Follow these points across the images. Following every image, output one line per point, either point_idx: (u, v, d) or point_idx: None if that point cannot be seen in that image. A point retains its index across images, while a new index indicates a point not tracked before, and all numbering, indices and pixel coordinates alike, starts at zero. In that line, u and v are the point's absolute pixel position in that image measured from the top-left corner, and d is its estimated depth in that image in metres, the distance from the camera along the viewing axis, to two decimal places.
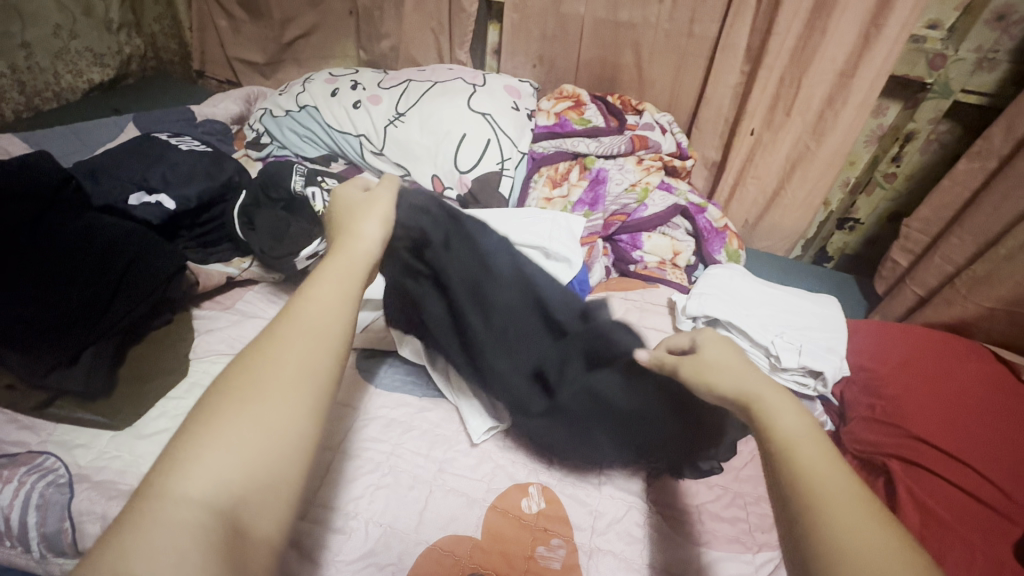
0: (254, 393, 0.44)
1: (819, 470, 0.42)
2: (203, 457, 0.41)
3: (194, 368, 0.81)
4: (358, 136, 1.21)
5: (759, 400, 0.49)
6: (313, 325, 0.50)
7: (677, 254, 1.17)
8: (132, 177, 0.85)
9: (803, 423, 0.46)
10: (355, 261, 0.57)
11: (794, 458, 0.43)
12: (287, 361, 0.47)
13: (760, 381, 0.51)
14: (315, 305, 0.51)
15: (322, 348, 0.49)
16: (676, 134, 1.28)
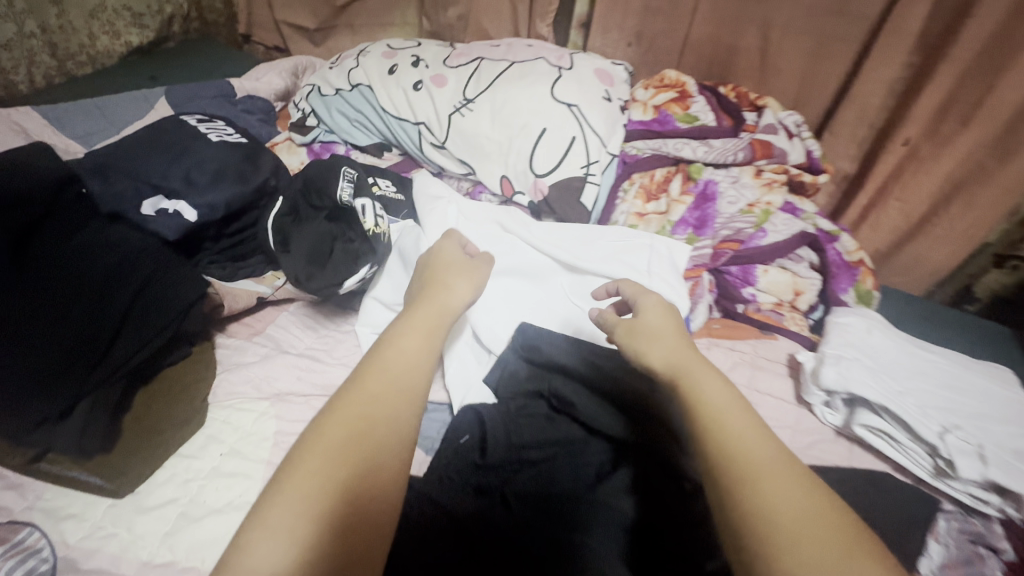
0: (333, 446, 0.44)
1: (740, 436, 0.46)
2: (280, 514, 0.40)
3: (215, 416, 0.68)
4: (417, 124, 1.03)
5: (687, 377, 0.52)
6: (396, 375, 0.51)
7: (799, 295, 0.93)
8: (149, 175, 0.70)
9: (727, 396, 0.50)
10: (444, 312, 0.59)
11: (720, 431, 0.46)
12: (364, 417, 0.47)
13: (693, 361, 0.54)
14: (399, 360, 0.52)
15: (401, 402, 0.49)
16: (805, 139, 1.02)
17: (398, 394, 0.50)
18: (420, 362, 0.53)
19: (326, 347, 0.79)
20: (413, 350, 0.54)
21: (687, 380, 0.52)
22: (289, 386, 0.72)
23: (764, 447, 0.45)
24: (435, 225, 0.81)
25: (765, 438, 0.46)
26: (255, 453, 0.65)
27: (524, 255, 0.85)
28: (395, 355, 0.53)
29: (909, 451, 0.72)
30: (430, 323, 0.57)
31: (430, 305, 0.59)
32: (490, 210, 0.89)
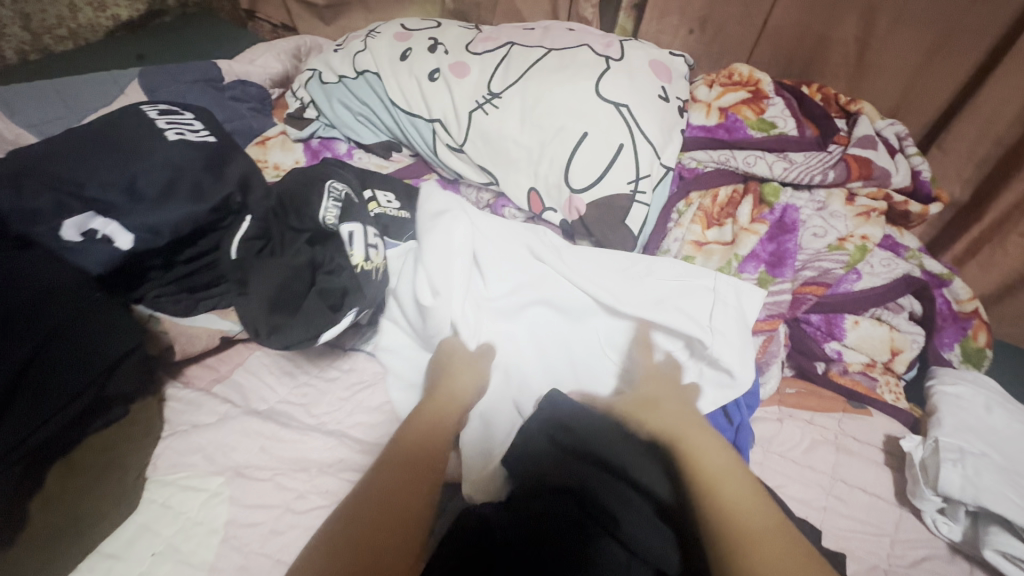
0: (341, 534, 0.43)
1: (728, 489, 0.46)
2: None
3: (154, 497, 0.54)
4: (431, 121, 0.86)
5: (686, 438, 0.51)
6: (420, 449, 0.50)
7: (897, 355, 0.74)
8: (74, 183, 0.53)
9: (723, 457, 0.49)
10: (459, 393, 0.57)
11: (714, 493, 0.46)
12: (389, 492, 0.46)
13: (689, 425, 0.52)
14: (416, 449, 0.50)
15: (427, 475, 0.48)
16: (911, 156, 0.82)
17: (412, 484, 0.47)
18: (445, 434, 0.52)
19: (303, 402, 0.64)
20: (427, 434, 0.52)
21: (685, 440, 0.51)
22: (249, 458, 0.57)
23: (757, 509, 0.44)
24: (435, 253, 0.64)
25: (753, 491, 0.46)
26: (196, 553, 0.50)
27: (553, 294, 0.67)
28: (412, 445, 0.50)
29: None
30: (443, 410, 0.54)
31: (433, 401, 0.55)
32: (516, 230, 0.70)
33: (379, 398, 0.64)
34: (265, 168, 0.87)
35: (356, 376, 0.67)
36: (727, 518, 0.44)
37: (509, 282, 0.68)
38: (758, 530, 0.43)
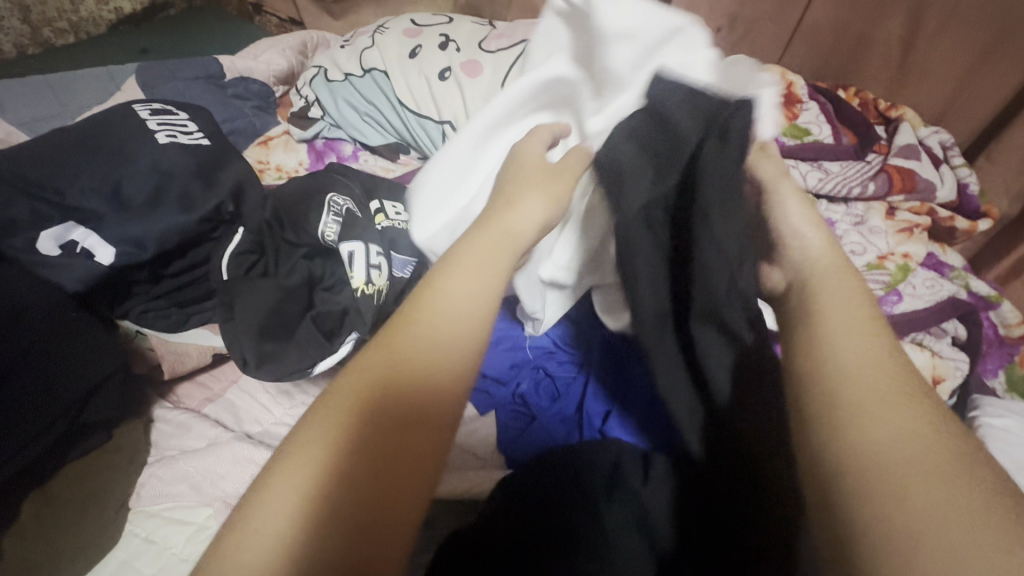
0: (373, 390, 0.29)
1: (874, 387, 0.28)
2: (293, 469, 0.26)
3: (140, 528, 0.51)
4: (440, 123, 0.81)
5: (819, 284, 0.36)
6: (456, 312, 0.32)
7: (939, 385, 0.68)
8: (56, 192, 0.50)
9: (862, 314, 0.33)
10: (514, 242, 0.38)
11: (829, 355, 0.31)
12: (427, 355, 0.30)
13: (834, 268, 0.37)
14: (467, 290, 0.33)
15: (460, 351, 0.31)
16: (957, 167, 0.76)
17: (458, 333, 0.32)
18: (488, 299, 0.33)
19: (298, 424, 0.59)
20: (474, 275, 0.34)
21: (819, 289, 0.35)
22: (237, 488, 0.53)
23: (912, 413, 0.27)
24: (453, 166, 0.54)
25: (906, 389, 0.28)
26: None
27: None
28: (457, 289, 0.33)
29: None
30: (502, 245, 0.37)
31: (490, 228, 0.38)
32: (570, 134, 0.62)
33: None
34: (267, 170, 0.83)
35: None
36: (828, 379, 0.30)
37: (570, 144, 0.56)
38: (893, 423, 0.27)
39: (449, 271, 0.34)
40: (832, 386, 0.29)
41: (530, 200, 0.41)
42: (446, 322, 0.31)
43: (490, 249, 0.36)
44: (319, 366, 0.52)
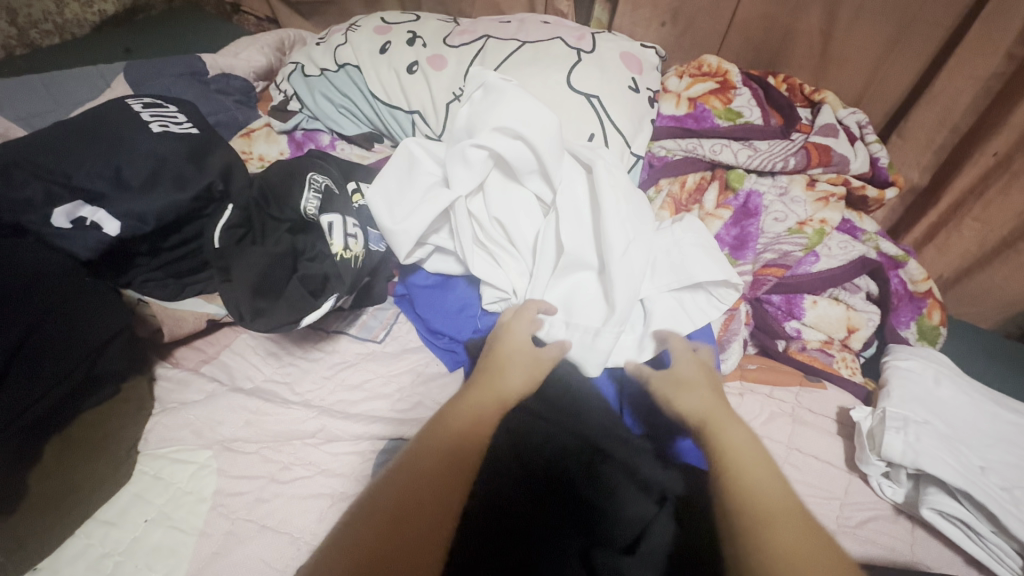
0: (385, 516, 0.41)
1: (758, 479, 0.45)
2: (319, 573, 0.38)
3: (148, 468, 0.58)
4: (411, 113, 0.89)
5: (712, 421, 0.51)
6: (476, 407, 0.51)
7: (853, 333, 0.78)
8: (67, 176, 0.57)
9: (749, 447, 0.48)
10: (519, 361, 0.57)
11: (737, 477, 0.45)
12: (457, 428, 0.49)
13: (718, 410, 0.53)
14: (457, 439, 0.48)
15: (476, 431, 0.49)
16: (870, 143, 0.86)
17: (464, 470, 0.46)
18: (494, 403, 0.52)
19: (287, 380, 0.67)
20: (476, 427, 0.49)
21: (714, 428, 0.51)
22: (235, 433, 0.60)
23: (779, 498, 0.43)
24: (395, 173, 0.72)
25: (784, 488, 0.45)
26: (186, 519, 0.54)
27: (527, 244, 0.70)
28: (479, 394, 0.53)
29: (993, 547, 0.58)
30: (496, 402, 0.52)
31: (505, 353, 0.58)
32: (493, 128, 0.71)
33: (361, 376, 0.69)
34: (251, 160, 0.89)
35: (339, 357, 0.71)
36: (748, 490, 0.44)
37: (489, 161, 0.69)
38: (769, 501, 0.43)
39: (464, 402, 0.52)
40: (736, 472, 0.46)
41: (509, 361, 0.57)
42: (444, 450, 0.46)
43: (485, 399, 0.52)
44: (304, 322, 0.58)
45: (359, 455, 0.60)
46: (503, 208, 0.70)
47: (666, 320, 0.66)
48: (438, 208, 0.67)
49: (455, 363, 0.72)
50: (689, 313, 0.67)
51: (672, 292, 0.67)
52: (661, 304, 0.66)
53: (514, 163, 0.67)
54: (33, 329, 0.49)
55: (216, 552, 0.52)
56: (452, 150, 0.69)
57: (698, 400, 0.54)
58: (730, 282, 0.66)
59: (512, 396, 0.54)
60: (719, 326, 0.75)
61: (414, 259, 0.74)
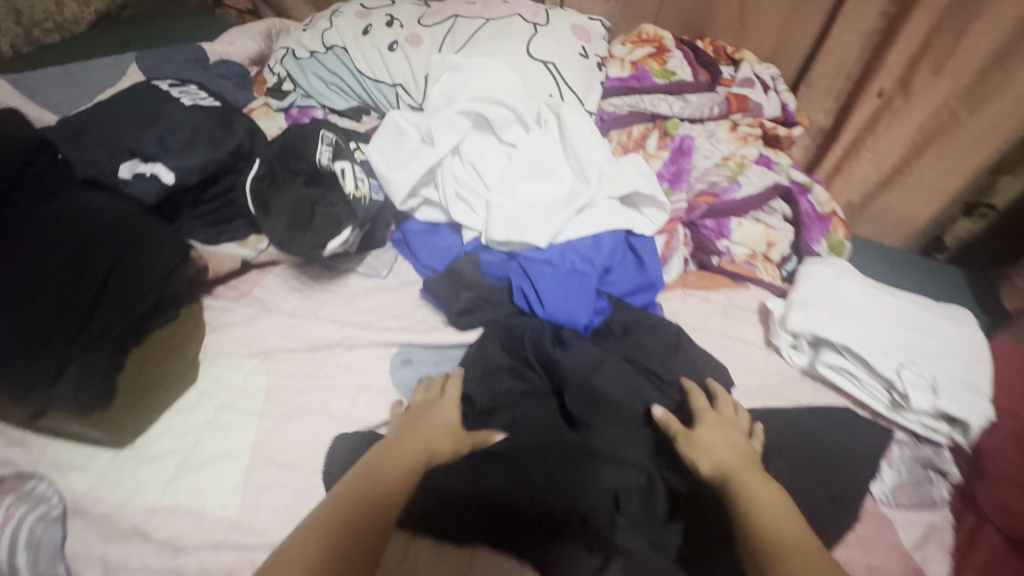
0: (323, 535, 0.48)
1: (788, 526, 0.51)
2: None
3: (206, 374, 0.71)
4: (394, 86, 1.02)
5: (739, 473, 0.57)
6: (383, 473, 0.56)
7: (772, 246, 0.96)
8: (123, 142, 0.69)
9: (772, 499, 0.54)
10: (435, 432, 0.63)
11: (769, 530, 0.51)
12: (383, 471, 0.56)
13: (748, 467, 0.59)
14: (351, 511, 0.51)
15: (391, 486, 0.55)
16: (782, 92, 1.03)
17: (361, 533, 0.50)
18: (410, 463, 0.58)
19: (312, 307, 0.82)
20: (391, 478, 0.56)
21: (740, 476, 0.57)
22: (277, 343, 0.75)
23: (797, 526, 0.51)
24: (387, 137, 0.87)
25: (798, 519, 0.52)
26: (247, 405, 0.68)
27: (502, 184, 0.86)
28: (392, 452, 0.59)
29: (868, 386, 0.77)
30: (416, 451, 0.60)
31: (427, 423, 0.65)
32: (465, 89, 0.88)
33: (372, 302, 0.84)
34: None
35: (351, 289, 0.85)
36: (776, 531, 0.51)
37: (462, 124, 0.86)
38: (791, 539, 0.50)
39: (387, 458, 0.58)
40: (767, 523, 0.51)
41: (420, 450, 0.61)
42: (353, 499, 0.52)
43: (404, 454, 0.59)
44: (329, 248, 0.70)
45: (381, 357, 0.77)
46: (481, 156, 0.87)
47: (610, 216, 0.83)
48: (432, 161, 0.83)
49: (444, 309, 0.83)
50: (628, 220, 0.85)
51: (614, 200, 0.85)
52: (604, 207, 0.84)
53: (493, 118, 0.86)
54: (114, 265, 0.61)
55: (275, 426, 0.67)
56: (435, 116, 0.86)
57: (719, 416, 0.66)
58: (660, 204, 0.86)
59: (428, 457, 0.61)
60: (662, 245, 0.91)
61: (408, 208, 0.90)
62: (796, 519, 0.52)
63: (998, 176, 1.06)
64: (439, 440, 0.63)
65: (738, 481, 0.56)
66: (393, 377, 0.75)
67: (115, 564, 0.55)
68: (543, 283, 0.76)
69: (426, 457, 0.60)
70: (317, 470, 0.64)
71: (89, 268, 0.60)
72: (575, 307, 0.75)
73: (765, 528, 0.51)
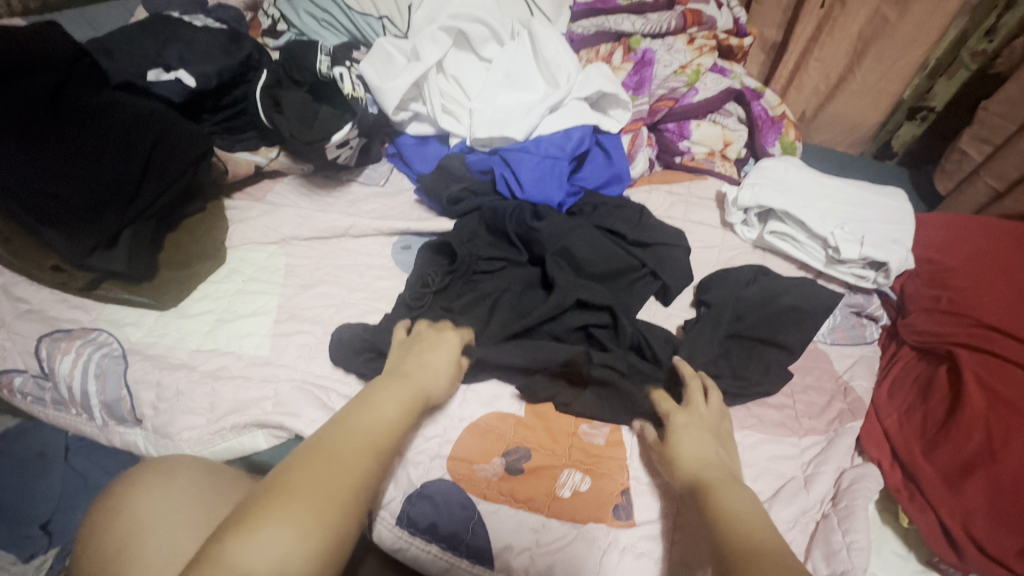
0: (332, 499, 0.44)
1: (762, 538, 0.47)
2: (283, 525, 0.41)
3: (232, 256, 0.81)
4: (380, 18, 1.12)
5: (715, 485, 0.54)
6: (370, 430, 0.51)
7: (728, 145, 1.08)
8: (148, 55, 0.80)
9: (753, 514, 0.51)
10: (419, 388, 0.59)
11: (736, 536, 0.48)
12: (369, 428, 0.51)
13: (728, 478, 0.55)
14: (347, 459, 0.47)
15: (372, 451, 0.50)
16: (734, 8, 1.14)
17: (363, 478, 0.47)
18: (395, 428, 0.53)
19: (319, 206, 0.91)
20: (378, 439, 0.51)
21: (715, 489, 0.54)
22: (292, 231, 0.85)
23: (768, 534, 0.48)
24: (377, 57, 0.96)
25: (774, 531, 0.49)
26: (270, 278, 0.79)
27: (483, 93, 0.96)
28: (379, 407, 0.54)
29: (807, 248, 0.89)
30: (409, 400, 0.57)
31: (414, 372, 0.60)
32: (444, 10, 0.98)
33: (372, 205, 0.94)
34: None
35: (352, 195, 0.95)
36: (741, 538, 0.47)
37: (444, 41, 0.96)
38: (764, 547, 0.46)
39: (371, 414, 0.53)
40: (731, 528, 0.49)
41: (415, 393, 0.58)
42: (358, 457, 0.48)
43: (397, 398, 0.56)
44: (332, 143, 0.81)
45: (383, 244, 0.87)
46: (462, 71, 0.97)
47: (578, 114, 0.94)
48: (420, 72, 0.93)
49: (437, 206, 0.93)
50: (597, 117, 0.96)
51: (583, 101, 0.96)
52: (575, 107, 0.95)
53: (471, 34, 0.96)
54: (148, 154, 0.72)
55: (296, 292, 0.78)
56: (420, 35, 0.96)
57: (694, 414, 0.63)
58: (624, 104, 0.97)
59: (422, 400, 0.58)
60: (628, 142, 1.01)
61: (399, 121, 0.98)
62: (774, 531, 0.48)
63: (934, 78, 1.14)
64: (434, 383, 0.61)
65: (711, 492, 0.53)
66: (395, 260, 0.85)
67: (168, 387, 0.67)
68: (521, 170, 0.88)
69: (419, 401, 0.58)
70: (334, 323, 0.75)
71: (131, 152, 0.71)
72: (549, 191, 0.87)
73: (740, 539, 0.47)
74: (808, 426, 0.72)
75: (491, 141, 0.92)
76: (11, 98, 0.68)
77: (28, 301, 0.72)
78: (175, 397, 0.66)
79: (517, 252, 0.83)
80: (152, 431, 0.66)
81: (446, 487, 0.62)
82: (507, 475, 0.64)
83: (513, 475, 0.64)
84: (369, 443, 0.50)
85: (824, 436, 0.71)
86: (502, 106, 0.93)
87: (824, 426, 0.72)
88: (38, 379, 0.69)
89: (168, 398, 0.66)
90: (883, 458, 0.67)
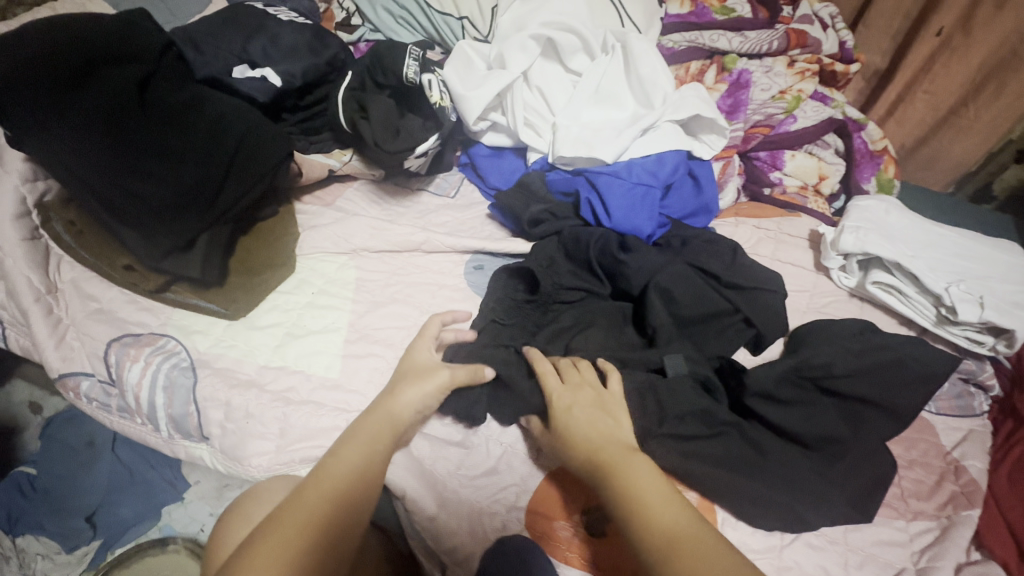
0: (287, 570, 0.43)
1: (660, 510, 0.47)
2: None
3: (302, 265, 0.78)
4: (461, 19, 1.08)
5: (608, 458, 0.53)
6: (337, 484, 0.50)
7: (823, 180, 1.00)
8: (232, 48, 0.76)
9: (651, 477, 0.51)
10: (391, 423, 0.55)
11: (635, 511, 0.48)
12: (336, 481, 0.50)
13: (615, 443, 0.54)
14: (310, 524, 0.46)
15: (339, 506, 0.48)
16: (840, 30, 1.09)
17: (329, 544, 0.46)
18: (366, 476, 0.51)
19: (390, 215, 0.87)
20: (344, 491, 0.49)
21: (610, 462, 0.52)
22: (364, 243, 0.81)
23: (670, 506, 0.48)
24: (458, 58, 0.91)
25: (675, 501, 0.48)
26: (341, 293, 0.75)
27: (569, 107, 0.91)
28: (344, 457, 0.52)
29: (915, 303, 0.81)
30: (381, 438, 0.54)
31: (383, 410, 0.56)
32: (536, 17, 0.93)
33: (443, 218, 0.88)
34: None
35: (420, 207, 0.90)
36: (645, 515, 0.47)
37: (532, 49, 0.91)
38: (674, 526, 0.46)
39: (338, 464, 0.51)
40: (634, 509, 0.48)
41: (385, 428, 0.55)
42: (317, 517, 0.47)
43: (369, 441, 0.53)
44: (415, 155, 0.78)
45: (455, 262, 0.82)
46: (546, 82, 0.91)
47: (672, 139, 0.88)
48: (506, 82, 0.87)
49: (511, 223, 0.87)
50: (689, 143, 0.90)
51: (676, 125, 0.90)
52: (668, 131, 0.89)
53: (562, 44, 0.91)
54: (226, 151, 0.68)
55: (367, 309, 0.74)
56: (508, 42, 0.91)
57: (571, 386, 0.60)
58: (720, 130, 0.90)
59: (395, 433, 0.55)
60: (718, 170, 0.95)
61: (477, 130, 0.93)
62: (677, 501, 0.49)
63: None
64: (406, 408, 0.57)
65: (608, 472, 0.51)
66: (468, 281, 0.81)
67: (238, 407, 0.64)
68: (609, 197, 0.82)
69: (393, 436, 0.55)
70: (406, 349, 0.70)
71: (216, 153, 0.68)
72: (639, 222, 0.81)
73: (644, 518, 0.47)
74: (916, 508, 0.65)
75: (576, 158, 0.86)
76: (100, 91, 0.64)
77: (98, 300, 0.69)
78: (244, 419, 0.63)
79: (600, 287, 0.77)
80: (220, 450, 0.64)
81: (525, 546, 0.58)
82: (588, 538, 0.58)
83: (596, 539, 0.57)
84: (336, 500, 0.48)
85: (935, 521, 0.64)
86: (589, 124, 0.87)
87: (935, 510, 0.65)
88: (106, 385, 0.67)
89: (238, 419, 0.63)
90: (1009, 557, 0.61)
